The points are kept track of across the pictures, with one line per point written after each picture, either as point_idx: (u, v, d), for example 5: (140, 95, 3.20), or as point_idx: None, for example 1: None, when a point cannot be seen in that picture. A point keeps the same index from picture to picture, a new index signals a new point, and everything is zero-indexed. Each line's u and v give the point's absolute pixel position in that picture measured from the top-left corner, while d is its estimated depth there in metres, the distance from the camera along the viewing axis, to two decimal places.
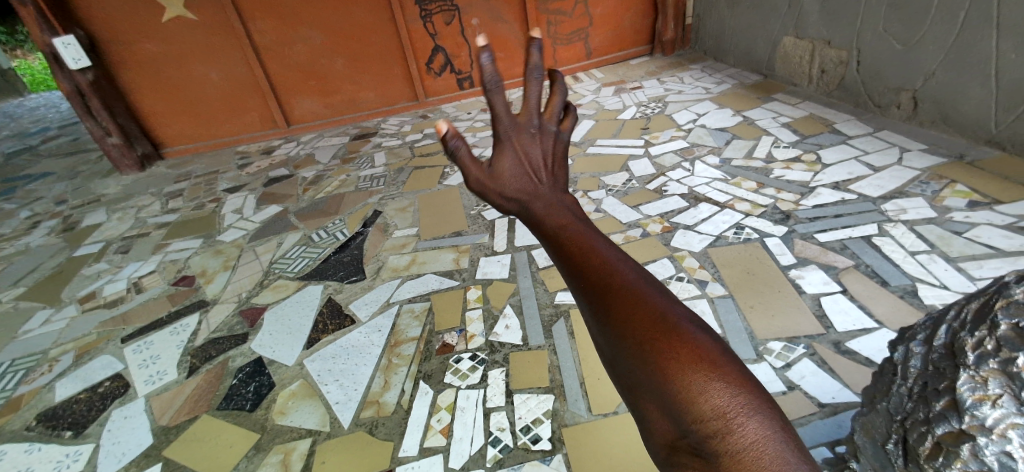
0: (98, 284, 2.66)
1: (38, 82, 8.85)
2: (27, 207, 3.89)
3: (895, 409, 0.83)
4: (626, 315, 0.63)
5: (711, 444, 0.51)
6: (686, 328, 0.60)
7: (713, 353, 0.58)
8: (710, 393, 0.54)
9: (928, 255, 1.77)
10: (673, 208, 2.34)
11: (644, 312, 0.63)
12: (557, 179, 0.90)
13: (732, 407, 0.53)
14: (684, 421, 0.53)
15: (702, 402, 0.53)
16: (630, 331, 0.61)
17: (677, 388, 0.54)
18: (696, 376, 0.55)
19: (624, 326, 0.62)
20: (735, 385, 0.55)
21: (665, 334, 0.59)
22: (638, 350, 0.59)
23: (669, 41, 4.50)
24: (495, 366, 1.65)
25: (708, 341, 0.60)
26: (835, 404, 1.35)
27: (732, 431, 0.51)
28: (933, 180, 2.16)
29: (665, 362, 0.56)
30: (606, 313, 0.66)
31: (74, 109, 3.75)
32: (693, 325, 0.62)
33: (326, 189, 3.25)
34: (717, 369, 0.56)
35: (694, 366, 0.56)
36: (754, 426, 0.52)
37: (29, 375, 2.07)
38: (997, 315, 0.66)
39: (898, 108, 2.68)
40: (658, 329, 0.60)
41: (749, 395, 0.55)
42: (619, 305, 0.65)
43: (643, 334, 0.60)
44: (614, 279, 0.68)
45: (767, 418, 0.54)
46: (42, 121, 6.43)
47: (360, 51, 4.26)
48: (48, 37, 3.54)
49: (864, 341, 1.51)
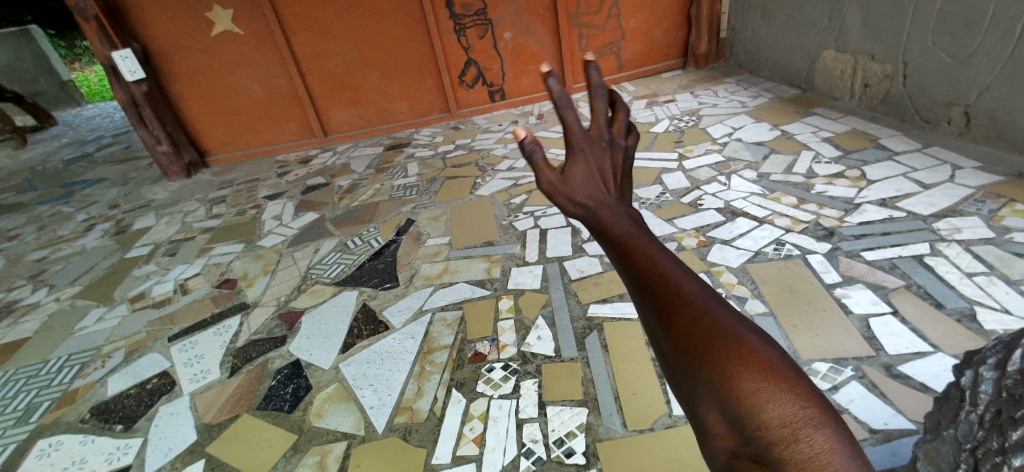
0: (147, 285, 2.80)
1: (94, 94, 9.46)
2: (84, 211, 4.14)
3: (964, 437, 0.80)
4: (685, 320, 0.60)
5: (773, 451, 0.49)
6: (749, 337, 0.57)
7: (780, 364, 0.55)
8: (777, 403, 0.51)
9: (986, 277, 1.68)
10: (709, 223, 2.30)
11: (705, 319, 0.60)
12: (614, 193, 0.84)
13: (795, 419, 0.50)
14: (745, 428, 0.50)
15: (767, 408, 0.50)
16: (689, 337, 0.59)
17: (742, 394, 0.52)
18: (760, 388, 0.52)
19: (684, 336, 0.59)
20: (803, 397, 0.52)
21: (730, 343, 0.56)
22: (701, 359, 0.56)
23: (702, 54, 4.46)
24: (528, 376, 1.65)
25: (773, 353, 0.56)
26: (887, 430, 1.29)
27: (798, 439, 0.49)
28: (989, 198, 2.05)
29: (727, 369, 0.54)
30: (666, 320, 0.62)
31: (128, 118, 4.01)
32: (758, 338, 0.58)
33: (361, 198, 3.34)
34: (788, 384, 0.53)
35: (760, 373, 0.53)
36: (823, 439, 0.49)
37: (84, 370, 2.19)
38: None
39: (949, 124, 2.56)
40: (716, 337, 0.57)
41: (817, 410, 0.52)
42: (679, 313, 0.62)
43: (704, 341, 0.57)
44: (673, 290, 0.65)
45: (837, 433, 0.51)
46: (99, 129, 6.87)
47: (396, 65, 4.39)
48: (108, 50, 3.79)
49: (918, 365, 1.44)
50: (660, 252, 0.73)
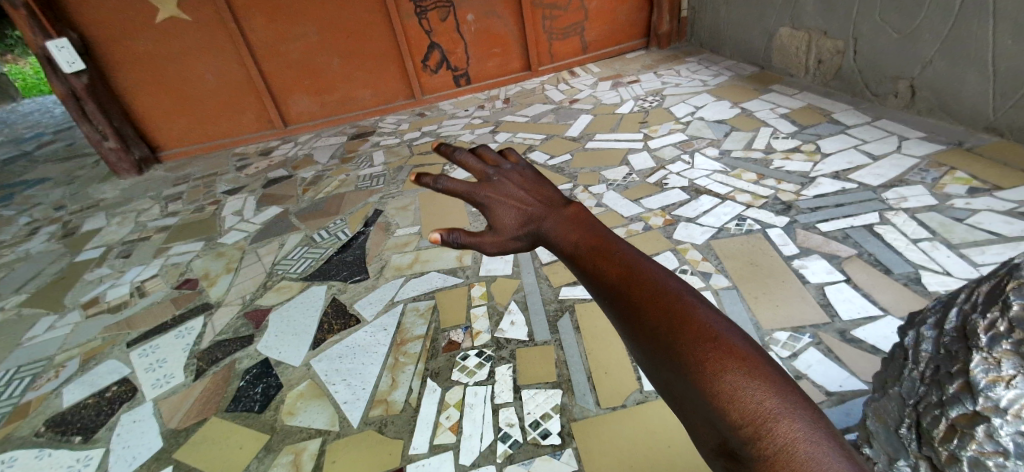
0: (100, 289, 2.66)
1: (29, 87, 8.79)
2: (24, 213, 3.87)
3: (907, 393, 0.85)
4: (654, 318, 0.59)
5: (750, 447, 0.49)
6: (717, 329, 0.57)
7: (749, 353, 0.55)
8: (750, 396, 0.51)
9: (929, 242, 1.78)
10: (675, 201, 2.35)
11: (673, 316, 0.59)
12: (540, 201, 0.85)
13: (767, 408, 0.50)
14: (722, 424, 0.51)
15: (742, 404, 0.51)
16: (657, 336, 0.58)
17: (715, 392, 0.51)
18: (732, 381, 0.52)
19: (653, 335, 0.58)
20: (773, 384, 0.52)
21: (698, 336, 0.55)
22: (672, 358, 0.55)
23: (665, 34, 4.49)
24: (502, 362, 1.66)
25: (741, 342, 0.56)
26: (841, 392, 1.36)
27: (773, 431, 0.49)
28: (933, 167, 2.17)
29: (700, 367, 0.53)
30: (636, 320, 0.61)
31: (69, 112, 3.73)
32: (725, 327, 0.58)
33: (326, 189, 3.25)
34: (756, 371, 0.53)
35: (732, 366, 0.53)
36: (795, 426, 0.50)
37: (36, 381, 2.07)
38: (1009, 296, 0.66)
39: (896, 97, 2.68)
40: (684, 332, 0.56)
41: (787, 394, 0.52)
42: (648, 313, 0.60)
43: (675, 339, 0.56)
44: (639, 287, 0.63)
45: (806, 416, 0.52)
46: (36, 126, 6.40)
47: (358, 52, 4.25)
48: (42, 40, 3.52)
49: (869, 329, 1.52)
50: (619, 245, 0.71)
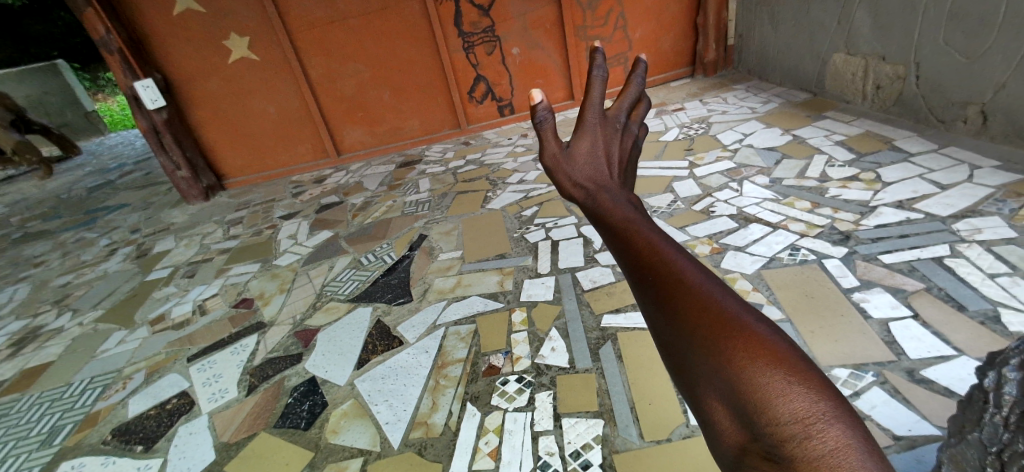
0: (167, 307, 2.87)
1: (118, 122, 9.85)
2: (106, 236, 4.27)
3: (989, 440, 0.77)
4: (690, 311, 0.58)
5: (785, 447, 0.45)
6: (756, 328, 0.55)
7: (790, 356, 0.52)
8: (789, 395, 0.48)
9: (1010, 278, 1.63)
10: (722, 229, 2.28)
11: (711, 310, 0.57)
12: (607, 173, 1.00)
13: (807, 411, 0.47)
14: (755, 421, 0.48)
15: (779, 402, 0.48)
16: (691, 329, 0.57)
17: (749, 386, 0.49)
18: (767, 379, 0.49)
19: (686, 327, 0.57)
20: (814, 390, 0.49)
21: (733, 332, 0.54)
22: (704, 349, 0.54)
23: (711, 61, 4.47)
24: (542, 388, 1.64)
25: (781, 343, 0.54)
26: (912, 437, 1.25)
27: (812, 433, 0.46)
28: (1010, 197, 2.00)
29: (735, 360, 0.51)
30: (670, 312, 0.60)
31: (149, 144, 4.16)
32: (765, 328, 0.56)
33: (375, 214, 3.40)
34: (796, 374, 0.50)
35: (769, 364, 0.50)
36: (837, 434, 0.46)
37: (105, 392, 2.24)
38: None
39: (965, 123, 2.52)
40: (721, 326, 0.55)
41: (828, 402, 0.49)
42: (683, 304, 0.59)
43: (710, 331, 0.55)
44: (677, 280, 0.63)
45: (853, 429, 0.48)
46: (123, 157, 7.11)
47: (408, 85, 4.49)
48: (130, 81, 3.93)
49: (942, 369, 1.40)
50: (662, 242, 0.71)
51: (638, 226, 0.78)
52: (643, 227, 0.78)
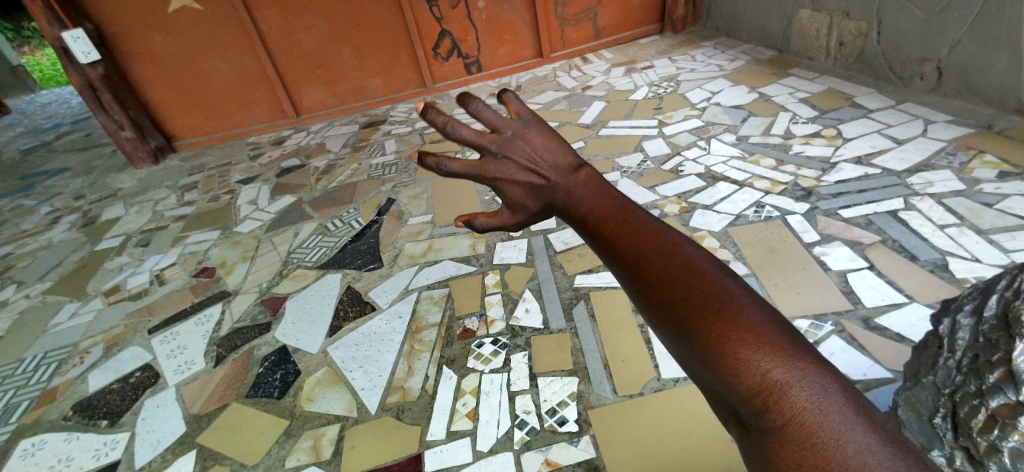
0: (121, 277, 2.71)
1: (45, 78, 8.94)
2: (44, 204, 3.94)
3: (942, 382, 0.84)
4: (668, 291, 0.60)
5: (760, 414, 0.49)
6: (730, 300, 0.56)
7: (763, 323, 0.54)
8: (762, 363, 0.51)
9: (957, 228, 1.73)
10: (691, 188, 2.31)
11: (687, 288, 0.59)
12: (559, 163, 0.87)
13: (784, 377, 0.49)
14: (733, 394, 0.51)
15: (752, 373, 0.50)
16: (672, 305, 0.59)
17: (723, 363, 0.52)
18: (742, 350, 0.51)
19: (667, 304, 0.59)
20: (787, 354, 0.51)
21: (710, 308, 0.56)
22: (685, 325, 0.56)
23: (679, 18, 4.39)
24: (518, 349, 1.66)
25: (755, 310, 0.55)
26: (866, 380, 1.34)
27: (784, 399, 0.48)
28: (960, 151, 2.10)
29: (711, 335, 0.54)
30: (650, 294, 0.62)
31: (87, 103, 3.79)
32: (739, 296, 0.57)
33: (339, 178, 3.26)
34: (770, 340, 0.52)
35: (741, 335, 0.52)
36: (808, 392, 0.48)
37: (62, 367, 2.13)
38: None
39: (921, 80, 2.59)
40: (698, 302, 0.57)
41: (804, 363, 0.51)
42: (662, 285, 0.61)
43: (687, 310, 0.57)
44: (654, 258, 0.64)
45: (831, 385, 0.50)
46: (53, 118, 6.48)
47: (369, 42, 4.23)
48: (58, 31, 3.55)
49: (893, 317, 1.49)
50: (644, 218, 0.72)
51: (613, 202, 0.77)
52: (619, 203, 0.77)
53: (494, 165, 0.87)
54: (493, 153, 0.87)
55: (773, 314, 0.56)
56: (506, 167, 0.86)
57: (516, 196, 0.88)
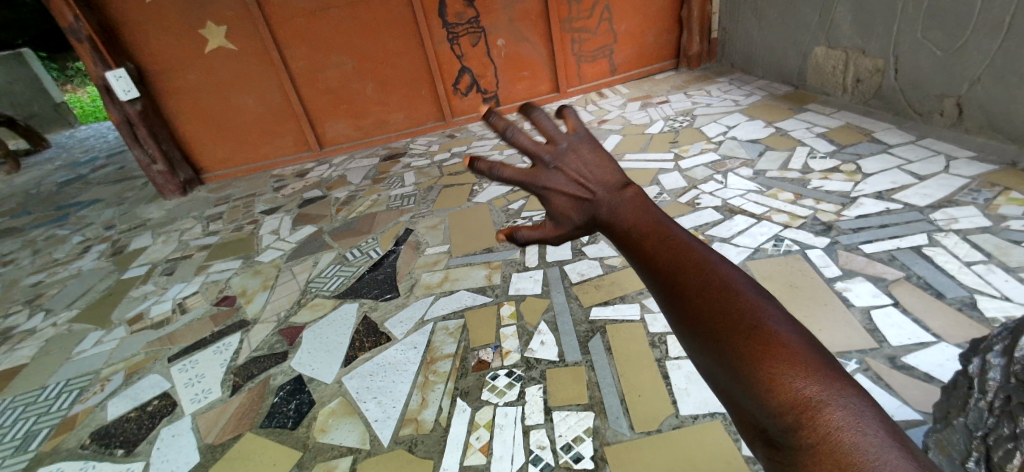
0: (145, 305, 2.78)
1: (88, 114, 9.49)
2: (78, 233, 4.12)
3: (974, 424, 0.81)
4: (700, 304, 0.59)
5: (792, 435, 0.48)
6: (764, 317, 0.55)
7: (799, 343, 0.53)
8: (798, 383, 0.50)
9: (985, 265, 1.68)
10: (708, 221, 2.30)
11: (723, 301, 0.58)
12: (605, 180, 0.83)
13: (821, 399, 0.49)
14: (763, 411, 0.51)
15: (790, 390, 0.50)
16: (703, 320, 0.58)
17: (758, 379, 0.51)
18: (778, 368, 0.51)
19: (699, 319, 0.59)
20: (821, 374, 0.51)
21: (744, 324, 0.55)
22: (717, 341, 0.56)
23: (694, 55, 4.49)
24: (532, 382, 1.64)
25: (790, 330, 0.54)
26: (895, 422, 1.28)
27: (817, 421, 0.48)
28: (984, 187, 2.06)
29: (746, 352, 0.53)
30: (680, 306, 0.62)
31: (123, 137, 4.01)
32: (775, 315, 0.56)
33: (359, 209, 3.34)
34: (805, 360, 0.52)
35: (778, 353, 0.52)
36: (842, 415, 0.48)
37: (82, 395, 2.17)
38: None
39: (941, 115, 2.59)
40: (732, 318, 0.56)
41: (839, 385, 0.51)
42: (694, 297, 0.60)
43: (720, 326, 0.56)
44: (687, 271, 0.63)
45: (865, 408, 0.50)
46: (93, 151, 6.85)
47: (391, 77, 4.41)
48: (102, 71, 3.78)
49: (921, 356, 1.44)
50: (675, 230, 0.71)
51: (646, 213, 0.76)
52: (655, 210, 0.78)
53: (545, 174, 0.82)
54: (545, 163, 0.82)
55: (807, 333, 0.56)
56: (556, 178, 0.82)
57: (561, 208, 0.83)
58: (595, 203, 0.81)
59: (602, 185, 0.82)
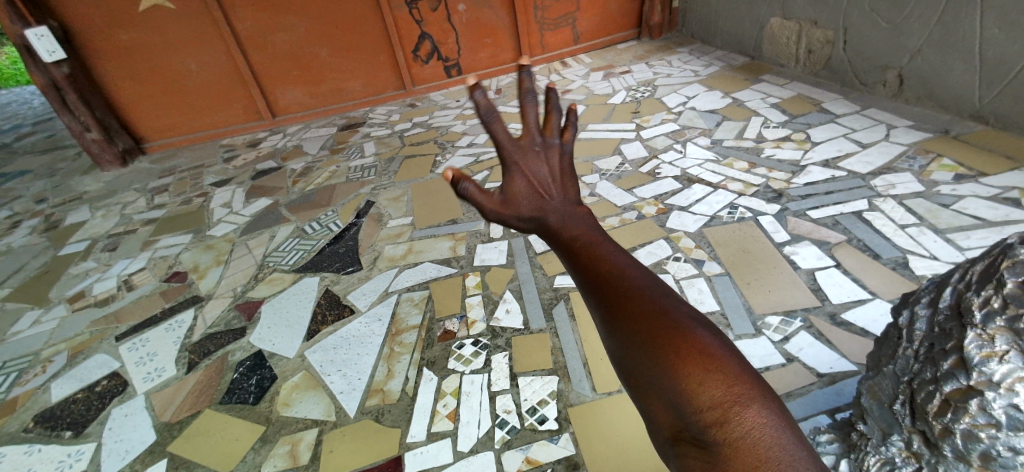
0: (86, 283, 2.61)
1: (5, 78, 8.59)
2: (3, 207, 3.77)
3: (901, 370, 0.89)
4: (633, 316, 0.61)
5: (711, 433, 0.49)
6: (692, 328, 0.58)
7: (720, 350, 0.55)
8: (713, 384, 0.51)
9: (917, 228, 1.81)
10: (667, 191, 2.36)
11: (650, 313, 0.60)
12: (565, 190, 0.84)
13: (734, 397, 0.50)
14: (685, 411, 0.51)
15: (704, 390, 0.51)
16: (633, 330, 0.60)
17: (679, 380, 0.52)
18: (694, 369, 0.52)
19: (630, 329, 0.60)
20: (738, 378, 0.53)
21: (670, 331, 0.57)
22: (643, 347, 0.57)
23: (656, 24, 4.49)
24: (498, 350, 1.67)
25: (714, 339, 0.57)
26: (832, 373, 1.39)
27: (732, 419, 0.49)
28: (919, 155, 2.20)
29: (667, 357, 0.54)
30: (615, 314, 0.63)
31: (49, 102, 3.64)
32: (703, 329, 0.59)
33: (317, 181, 3.21)
34: (723, 364, 0.53)
35: (697, 360, 0.53)
36: (757, 414, 0.50)
37: (22, 376, 2.04)
38: (1004, 274, 0.69)
39: (884, 86, 2.72)
40: (656, 326, 0.58)
41: (752, 388, 0.52)
42: (628, 308, 0.62)
43: (651, 331, 0.58)
44: (626, 285, 0.66)
45: (775, 411, 0.51)
46: (13, 119, 6.20)
47: (347, 42, 4.18)
48: (20, 29, 3.41)
49: (858, 312, 1.55)
50: (611, 252, 0.74)
51: (588, 231, 0.78)
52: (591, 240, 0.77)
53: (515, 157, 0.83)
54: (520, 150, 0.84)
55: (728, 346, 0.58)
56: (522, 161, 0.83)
57: (516, 191, 0.82)
58: (547, 204, 0.81)
59: (560, 192, 0.83)
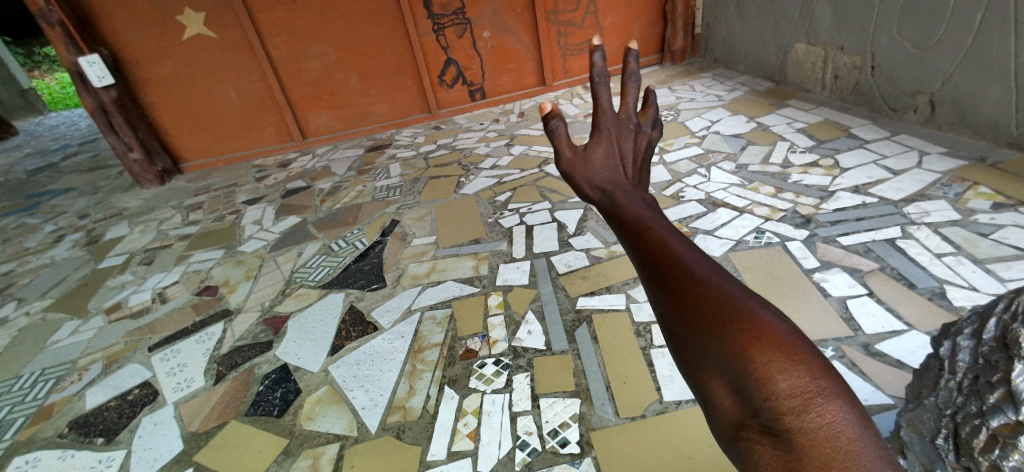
0: (123, 295, 2.72)
1: (59, 100, 9.20)
2: (51, 222, 3.99)
3: (944, 403, 0.85)
4: (696, 299, 0.61)
5: (783, 421, 0.49)
6: (760, 315, 0.57)
7: (789, 339, 0.55)
8: (785, 373, 0.52)
9: (954, 257, 1.75)
10: (691, 214, 2.34)
11: (714, 298, 0.60)
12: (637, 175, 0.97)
13: (807, 389, 0.51)
14: (755, 398, 0.51)
15: (777, 379, 0.51)
16: (696, 313, 0.59)
17: (750, 367, 0.52)
18: (767, 356, 0.52)
19: (694, 312, 0.60)
20: (810, 369, 0.53)
21: (738, 316, 0.57)
22: (709, 330, 0.57)
23: (678, 49, 4.54)
24: (520, 370, 1.66)
25: (782, 328, 0.57)
26: (868, 407, 1.34)
27: (808, 410, 0.49)
28: (955, 182, 2.14)
29: (737, 342, 0.54)
30: (676, 296, 0.63)
31: (97, 124, 3.87)
32: (769, 315, 0.58)
33: (344, 200, 3.31)
34: (796, 354, 0.53)
35: (770, 350, 0.53)
36: (834, 408, 0.50)
37: (59, 384, 2.12)
38: None
39: (915, 112, 2.67)
40: (722, 311, 0.58)
41: (823, 379, 0.53)
42: (693, 291, 0.62)
43: (717, 315, 0.58)
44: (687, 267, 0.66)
45: (845, 405, 0.52)
46: (64, 139, 6.61)
47: (374, 68, 4.35)
48: (75, 56, 3.62)
49: (894, 343, 1.50)
50: (671, 236, 0.75)
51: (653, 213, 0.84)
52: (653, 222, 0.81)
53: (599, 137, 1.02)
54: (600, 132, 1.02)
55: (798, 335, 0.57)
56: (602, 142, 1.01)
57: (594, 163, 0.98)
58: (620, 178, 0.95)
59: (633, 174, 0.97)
